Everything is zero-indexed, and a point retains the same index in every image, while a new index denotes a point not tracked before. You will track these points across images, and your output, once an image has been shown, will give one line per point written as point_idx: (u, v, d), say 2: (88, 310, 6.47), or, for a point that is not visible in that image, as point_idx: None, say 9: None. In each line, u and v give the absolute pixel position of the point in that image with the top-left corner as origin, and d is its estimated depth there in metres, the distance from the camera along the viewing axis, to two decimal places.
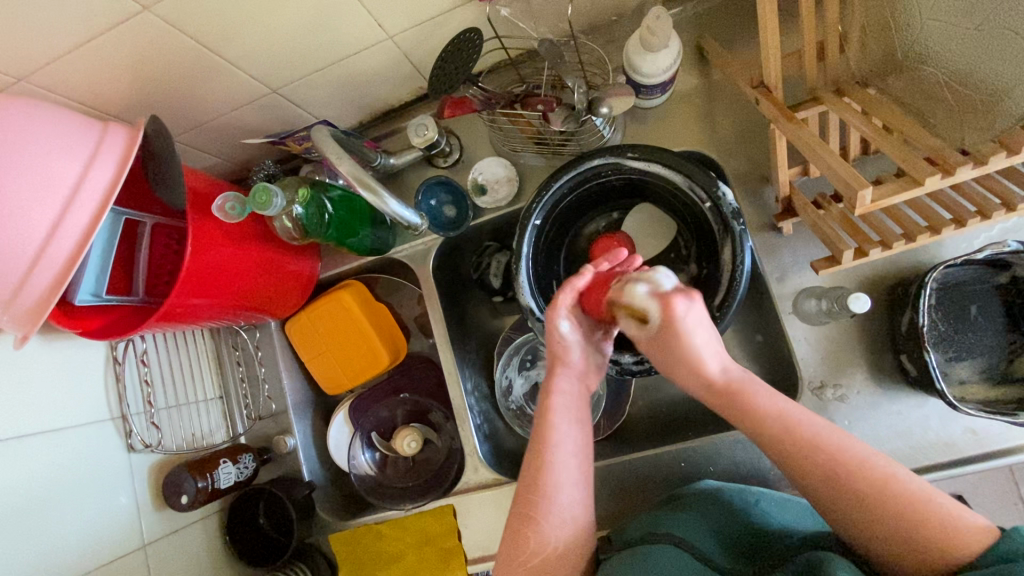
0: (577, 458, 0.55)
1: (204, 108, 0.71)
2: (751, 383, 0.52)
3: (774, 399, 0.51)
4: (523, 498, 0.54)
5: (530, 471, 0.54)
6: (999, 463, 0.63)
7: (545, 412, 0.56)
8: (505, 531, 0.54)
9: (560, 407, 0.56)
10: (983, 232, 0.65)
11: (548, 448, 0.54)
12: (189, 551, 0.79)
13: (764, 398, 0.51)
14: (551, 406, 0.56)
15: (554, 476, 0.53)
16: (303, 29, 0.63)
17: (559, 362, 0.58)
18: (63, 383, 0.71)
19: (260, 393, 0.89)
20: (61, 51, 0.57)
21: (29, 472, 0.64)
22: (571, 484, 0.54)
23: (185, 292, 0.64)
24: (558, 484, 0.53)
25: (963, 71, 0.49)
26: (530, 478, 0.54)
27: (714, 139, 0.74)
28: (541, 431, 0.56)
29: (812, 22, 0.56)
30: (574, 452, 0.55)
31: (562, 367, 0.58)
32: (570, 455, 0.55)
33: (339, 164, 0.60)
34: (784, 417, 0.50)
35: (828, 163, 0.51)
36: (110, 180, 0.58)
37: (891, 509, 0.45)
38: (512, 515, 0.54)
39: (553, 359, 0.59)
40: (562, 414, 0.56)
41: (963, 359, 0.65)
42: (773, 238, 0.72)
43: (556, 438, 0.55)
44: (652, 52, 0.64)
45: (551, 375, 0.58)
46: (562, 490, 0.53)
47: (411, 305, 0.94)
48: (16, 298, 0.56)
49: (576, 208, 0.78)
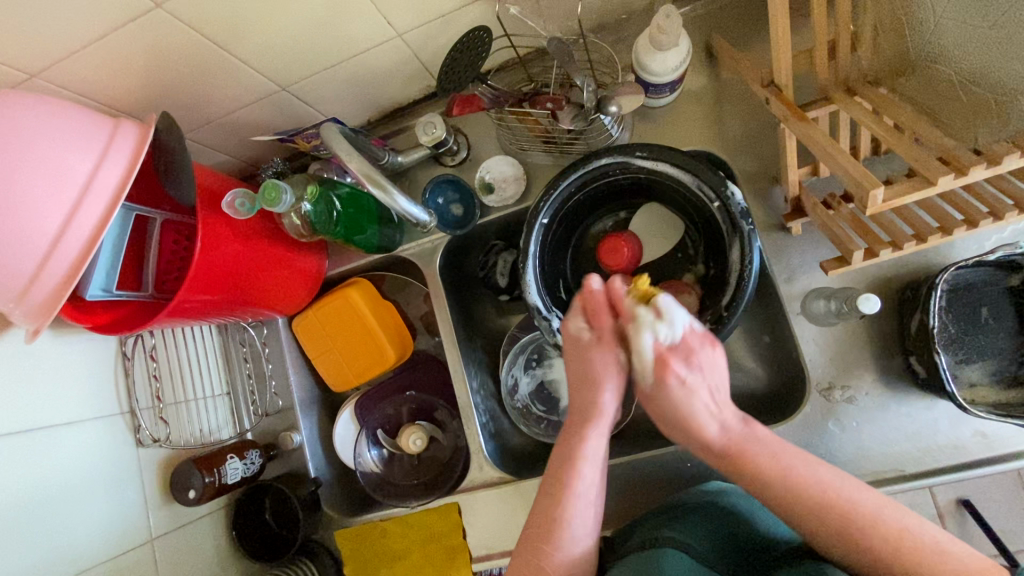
0: (596, 505, 0.56)
1: (214, 105, 0.72)
2: (752, 445, 0.51)
3: (779, 458, 0.50)
4: (534, 532, 0.55)
5: (541, 518, 0.55)
6: (1008, 468, 0.63)
7: (574, 460, 0.56)
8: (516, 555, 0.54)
9: (589, 455, 0.56)
10: (994, 234, 0.64)
11: (568, 501, 0.55)
12: (195, 546, 0.79)
13: (766, 459, 0.50)
14: (580, 454, 0.56)
15: (569, 530, 0.54)
16: (311, 27, 0.63)
17: (591, 398, 0.57)
18: (73, 378, 0.72)
19: (267, 389, 0.89)
20: (74, 47, 0.57)
21: (40, 466, 0.65)
22: (584, 516, 0.55)
23: (194, 289, 0.64)
24: (576, 515, 0.54)
25: (975, 70, 0.49)
26: (541, 526, 0.55)
27: (722, 138, 0.74)
28: (563, 471, 0.56)
29: (823, 21, 0.56)
30: (593, 500, 0.56)
31: (599, 413, 0.57)
32: (589, 506, 0.55)
33: (348, 162, 0.60)
34: (787, 480, 0.49)
35: (839, 162, 0.51)
36: (122, 175, 0.59)
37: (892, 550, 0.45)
38: (523, 542, 0.55)
39: (586, 375, 0.57)
40: (591, 464, 0.56)
41: (973, 362, 0.65)
42: (782, 238, 0.71)
43: (578, 490, 0.55)
44: (661, 50, 0.63)
45: (584, 421, 0.57)
46: (579, 524, 0.55)
47: (418, 304, 0.94)
48: (29, 291, 0.57)
49: (583, 207, 0.78)
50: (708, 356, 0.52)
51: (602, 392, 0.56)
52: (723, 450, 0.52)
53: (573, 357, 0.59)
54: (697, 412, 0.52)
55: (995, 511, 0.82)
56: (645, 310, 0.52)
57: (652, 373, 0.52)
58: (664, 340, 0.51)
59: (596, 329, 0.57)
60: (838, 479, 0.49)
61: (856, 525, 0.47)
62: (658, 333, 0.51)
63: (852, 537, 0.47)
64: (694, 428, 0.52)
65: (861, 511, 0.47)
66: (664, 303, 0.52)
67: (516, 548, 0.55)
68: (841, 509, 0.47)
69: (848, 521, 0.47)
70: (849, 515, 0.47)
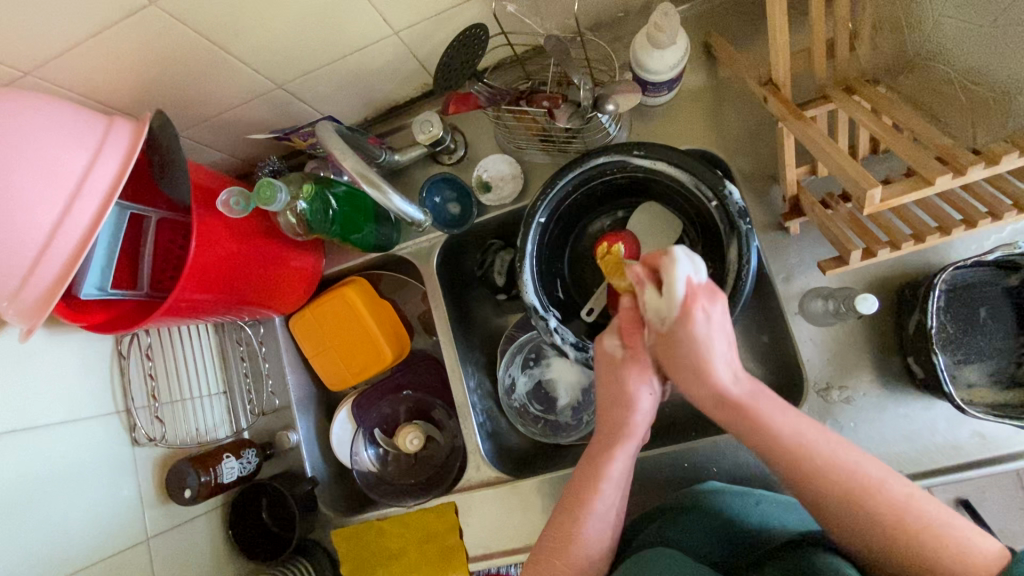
0: (612, 521, 0.57)
1: (209, 103, 0.71)
2: (763, 399, 0.49)
3: (789, 415, 0.49)
4: (548, 541, 0.56)
5: (557, 534, 0.55)
6: (1006, 468, 0.62)
7: (596, 479, 0.56)
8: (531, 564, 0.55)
9: (614, 475, 0.56)
10: (993, 234, 0.64)
11: (585, 518, 0.55)
12: (192, 545, 0.79)
13: (781, 417, 0.48)
14: (607, 473, 0.55)
15: (581, 545, 0.55)
16: (306, 24, 0.63)
17: (621, 418, 0.56)
18: (68, 377, 0.71)
19: (264, 388, 0.90)
20: (68, 44, 0.57)
21: (35, 465, 0.65)
22: (600, 529, 0.55)
23: (189, 288, 0.64)
24: (592, 531, 0.55)
25: (980, 68, 0.48)
26: (556, 542, 0.55)
27: (720, 137, 0.73)
28: (585, 490, 0.56)
29: (821, 20, 0.56)
30: (611, 517, 0.56)
31: (630, 434, 0.56)
32: (605, 523, 0.56)
33: (344, 160, 0.60)
34: (796, 435, 0.48)
35: (836, 162, 0.50)
36: (115, 174, 0.58)
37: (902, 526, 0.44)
38: (536, 552, 0.56)
39: (610, 398, 0.57)
40: (613, 484, 0.56)
41: (972, 362, 0.64)
42: (780, 238, 0.71)
43: (595, 508, 0.55)
44: (658, 48, 0.63)
45: (612, 443, 0.57)
46: (594, 537, 0.55)
47: (416, 303, 0.94)
48: (23, 289, 0.56)
49: (581, 206, 0.78)
50: (726, 300, 0.50)
51: (635, 412, 0.56)
52: (734, 402, 0.49)
53: (605, 376, 0.58)
54: (708, 341, 0.49)
55: (992, 510, 0.82)
56: (671, 253, 0.49)
57: (676, 308, 0.49)
58: (695, 280, 0.49)
59: (629, 347, 0.56)
60: (829, 436, 0.48)
61: (864, 487, 0.45)
62: (673, 292, 0.49)
63: (856, 494, 0.45)
64: (708, 369, 0.49)
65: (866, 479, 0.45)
66: (676, 272, 0.48)
67: (530, 556, 0.56)
68: (842, 473, 0.46)
69: (850, 484, 0.45)
70: (857, 483, 0.45)
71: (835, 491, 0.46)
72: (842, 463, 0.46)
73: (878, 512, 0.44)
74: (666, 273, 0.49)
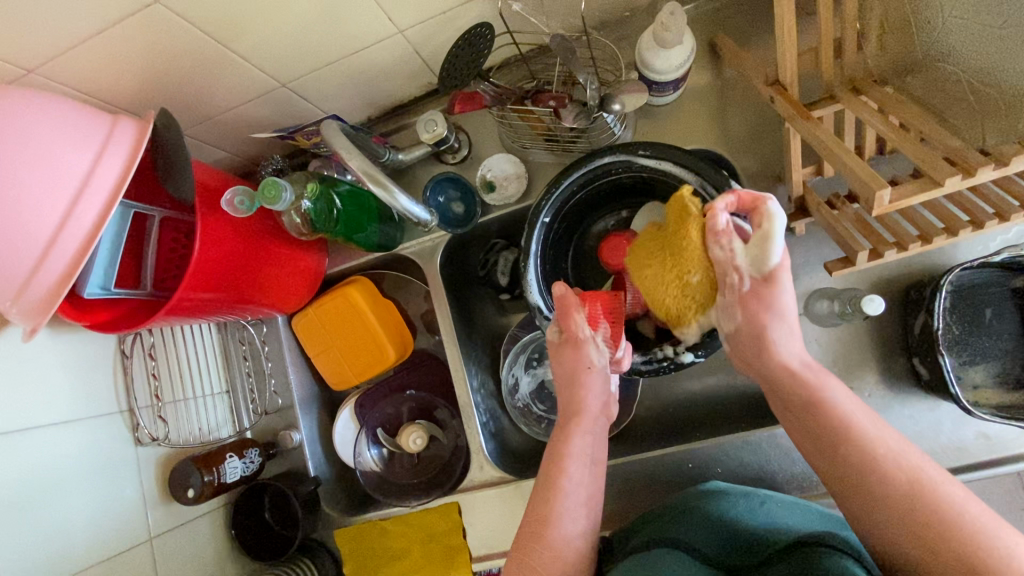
0: (586, 507, 0.58)
1: (213, 101, 0.71)
2: (829, 379, 0.52)
3: (855, 407, 0.51)
4: (527, 530, 0.57)
5: (532, 518, 0.57)
6: (1011, 470, 0.62)
7: (559, 458, 0.59)
8: (514, 551, 0.56)
9: (573, 452, 0.60)
10: (999, 235, 0.64)
11: (557, 499, 0.57)
12: (194, 544, 0.79)
13: (845, 399, 0.51)
14: (566, 451, 0.59)
15: (558, 528, 0.56)
16: (311, 23, 0.63)
17: (578, 399, 0.62)
18: (71, 376, 0.71)
19: (267, 388, 0.89)
20: (73, 43, 0.57)
21: (38, 464, 0.65)
22: (576, 508, 0.57)
23: (194, 287, 0.64)
24: (567, 507, 0.57)
25: (987, 71, 0.48)
26: (532, 525, 0.57)
27: (725, 137, 0.73)
28: (552, 470, 0.59)
29: (829, 20, 0.56)
30: (582, 500, 0.58)
31: (584, 411, 0.61)
32: (578, 506, 0.58)
33: (349, 160, 0.60)
34: (853, 425, 0.49)
35: (845, 162, 0.50)
36: (120, 173, 0.58)
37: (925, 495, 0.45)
38: (518, 540, 0.57)
39: (571, 376, 0.62)
40: (576, 461, 0.59)
41: (977, 363, 0.64)
42: (785, 238, 0.71)
43: (566, 487, 0.57)
44: (664, 48, 0.63)
45: (569, 422, 0.62)
46: (568, 514, 0.57)
47: (418, 302, 0.94)
48: (26, 289, 0.56)
49: (585, 206, 0.78)
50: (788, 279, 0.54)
51: (585, 390, 0.61)
52: (800, 377, 0.52)
53: (556, 360, 0.64)
54: (791, 317, 0.53)
55: None
56: (768, 206, 0.50)
57: (771, 268, 0.52)
58: (782, 251, 0.52)
59: (564, 330, 0.62)
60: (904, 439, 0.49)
61: (915, 482, 0.46)
62: (771, 243, 0.51)
63: (915, 483, 0.46)
64: (770, 344, 0.53)
65: (922, 475, 0.46)
66: (774, 227, 0.50)
67: (511, 547, 0.57)
68: (898, 466, 0.47)
69: (906, 477, 0.46)
70: (885, 459, 0.47)
71: (861, 458, 0.48)
72: (910, 458, 0.47)
73: (894, 473, 0.47)
74: (764, 227, 0.50)
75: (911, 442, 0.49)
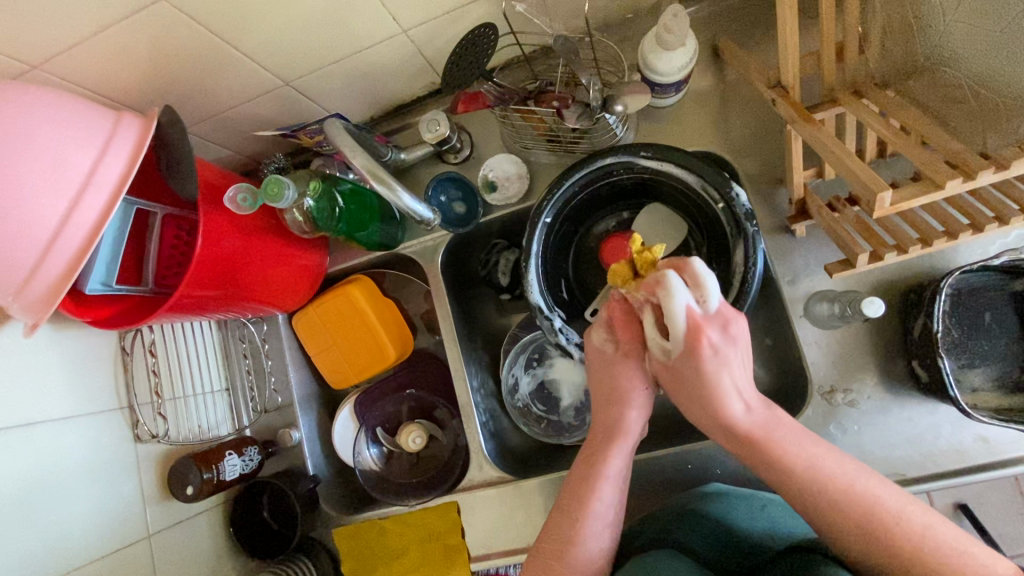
0: (613, 525, 0.56)
1: (217, 98, 0.71)
2: (777, 429, 0.50)
3: (803, 445, 0.49)
4: (549, 548, 0.56)
5: (555, 537, 0.56)
6: (1010, 472, 0.62)
7: (593, 479, 0.56)
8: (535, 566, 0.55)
9: (610, 474, 0.56)
10: (999, 238, 0.64)
11: (585, 521, 0.55)
12: (193, 542, 0.79)
13: (793, 446, 0.49)
14: (599, 476, 0.56)
15: (581, 546, 0.55)
16: (316, 22, 0.63)
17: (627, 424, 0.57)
18: (72, 372, 0.71)
19: (267, 387, 0.89)
20: (78, 39, 0.57)
21: (39, 460, 0.65)
22: (602, 529, 0.56)
23: (195, 284, 0.64)
24: (594, 530, 0.55)
25: (984, 76, 0.49)
26: (556, 546, 0.55)
27: (726, 138, 0.73)
28: (584, 494, 0.56)
29: (831, 23, 0.56)
30: (609, 523, 0.56)
31: (624, 433, 0.57)
32: (603, 526, 0.56)
33: (353, 158, 0.60)
34: (814, 466, 0.48)
35: (846, 165, 0.50)
36: (124, 169, 0.58)
37: (888, 529, 0.45)
38: (537, 553, 0.56)
39: (604, 384, 0.59)
40: (610, 483, 0.56)
41: (976, 366, 0.64)
42: (787, 240, 0.71)
43: (595, 510, 0.55)
44: (667, 50, 0.63)
45: (609, 440, 0.57)
46: (595, 534, 0.55)
47: (419, 302, 0.94)
48: (29, 284, 0.56)
49: (586, 206, 0.78)
50: (740, 327, 0.50)
51: (630, 409, 0.57)
52: (747, 435, 0.50)
53: (601, 373, 0.59)
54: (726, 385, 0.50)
55: (992, 515, 0.82)
56: (665, 284, 0.48)
57: (682, 339, 0.50)
58: (697, 311, 0.49)
59: (620, 342, 0.58)
60: (847, 463, 0.49)
61: (885, 518, 0.46)
62: (674, 316, 0.49)
63: (874, 523, 0.46)
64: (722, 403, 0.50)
65: (879, 510, 0.46)
66: (672, 283, 0.48)
67: (530, 557, 0.56)
68: (859, 505, 0.46)
69: (869, 516, 0.46)
70: (844, 499, 0.47)
71: (823, 499, 0.47)
72: (858, 492, 0.47)
73: (852, 501, 0.47)
74: (665, 303, 0.49)
75: (838, 454, 0.50)
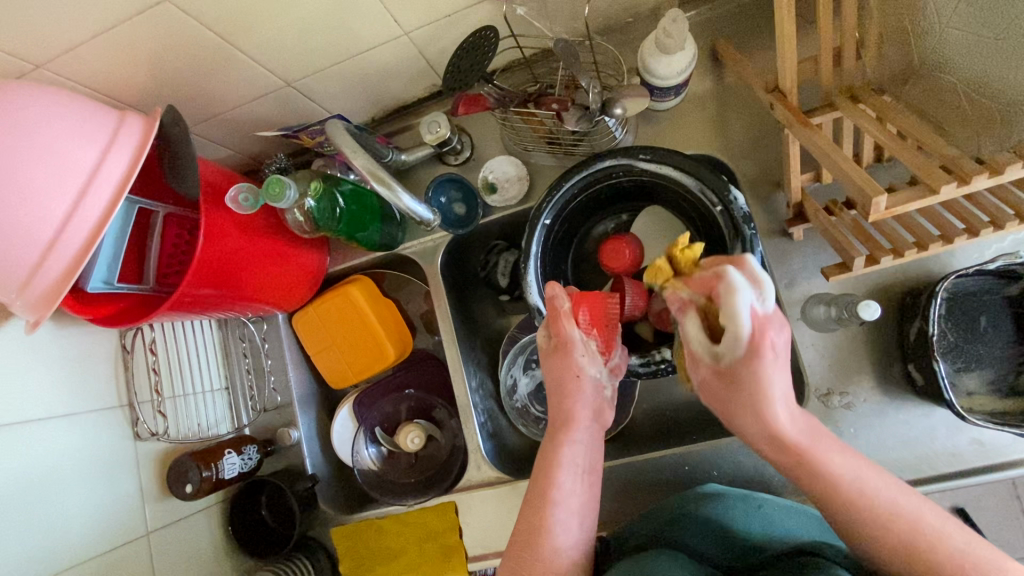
0: (580, 513, 0.57)
1: (219, 98, 0.72)
2: (820, 439, 0.48)
3: (842, 457, 0.48)
4: (517, 538, 0.56)
5: (526, 526, 0.56)
6: (1004, 474, 0.63)
7: (550, 468, 0.58)
8: (505, 557, 0.55)
9: (566, 462, 0.58)
10: (994, 243, 0.65)
11: (549, 510, 0.56)
12: (190, 540, 0.79)
13: (835, 458, 0.48)
14: (557, 462, 0.58)
15: (550, 537, 0.55)
16: (318, 25, 0.64)
17: (575, 412, 0.60)
18: (72, 371, 0.71)
19: (266, 385, 0.90)
20: (82, 38, 0.57)
21: (39, 457, 0.65)
22: (570, 519, 0.56)
23: (195, 283, 0.64)
24: (558, 519, 0.56)
25: (980, 79, 0.50)
26: (527, 534, 0.56)
27: (725, 142, 0.74)
28: (544, 481, 0.57)
29: (828, 29, 0.57)
30: (576, 511, 0.57)
31: (574, 420, 0.60)
32: (570, 515, 0.56)
33: (353, 158, 0.61)
34: (850, 480, 0.47)
35: (842, 169, 0.51)
36: (126, 168, 0.59)
37: (904, 529, 0.45)
38: (511, 544, 0.56)
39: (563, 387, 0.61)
40: (567, 471, 0.58)
41: (971, 370, 0.65)
42: (784, 244, 0.72)
43: (556, 497, 0.56)
44: (667, 54, 0.63)
45: (559, 428, 0.60)
46: (561, 525, 0.56)
47: (418, 302, 0.94)
48: (30, 282, 0.57)
49: (585, 209, 0.78)
50: (785, 333, 0.45)
51: (573, 397, 0.60)
52: (792, 445, 0.48)
53: (547, 365, 0.63)
54: (776, 394, 0.46)
55: None
56: (727, 279, 0.42)
57: (744, 345, 0.43)
58: (760, 311, 0.43)
59: (554, 336, 0.62)
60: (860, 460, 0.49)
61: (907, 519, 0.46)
62: (740, 324, 0.42)
63: (893, 522, 0.46)
64: (768, 416, 0.47)
65: (895, 515, 0.46)
66: (736, 280, 0.41)
67: (503, 554, 0.56)
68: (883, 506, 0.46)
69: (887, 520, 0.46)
70: (890, 518, 0.46)
71: (845, 498, 0.47)
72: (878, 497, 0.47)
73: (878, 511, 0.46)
74: (727, 306, 0.42)
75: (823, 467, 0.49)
